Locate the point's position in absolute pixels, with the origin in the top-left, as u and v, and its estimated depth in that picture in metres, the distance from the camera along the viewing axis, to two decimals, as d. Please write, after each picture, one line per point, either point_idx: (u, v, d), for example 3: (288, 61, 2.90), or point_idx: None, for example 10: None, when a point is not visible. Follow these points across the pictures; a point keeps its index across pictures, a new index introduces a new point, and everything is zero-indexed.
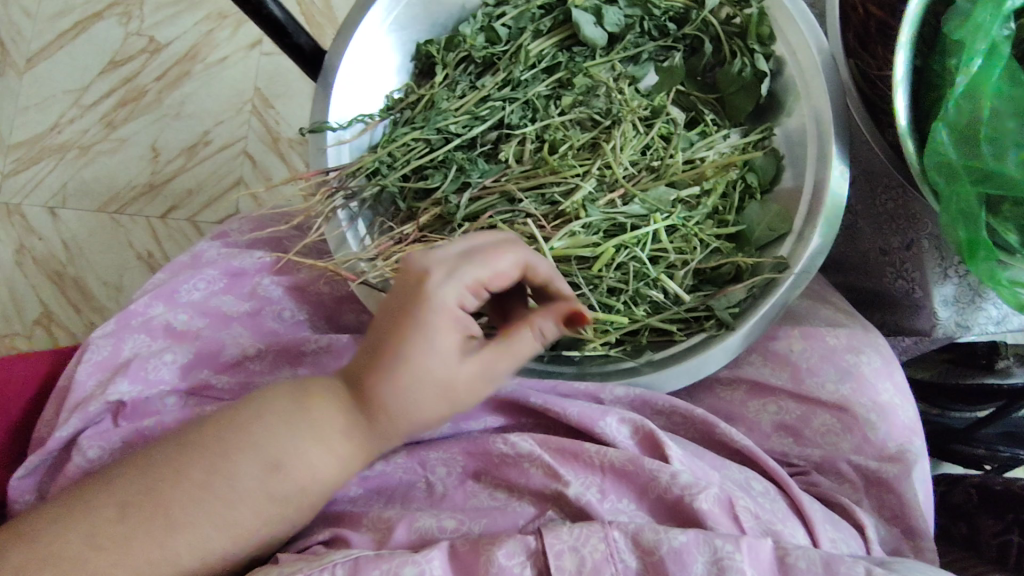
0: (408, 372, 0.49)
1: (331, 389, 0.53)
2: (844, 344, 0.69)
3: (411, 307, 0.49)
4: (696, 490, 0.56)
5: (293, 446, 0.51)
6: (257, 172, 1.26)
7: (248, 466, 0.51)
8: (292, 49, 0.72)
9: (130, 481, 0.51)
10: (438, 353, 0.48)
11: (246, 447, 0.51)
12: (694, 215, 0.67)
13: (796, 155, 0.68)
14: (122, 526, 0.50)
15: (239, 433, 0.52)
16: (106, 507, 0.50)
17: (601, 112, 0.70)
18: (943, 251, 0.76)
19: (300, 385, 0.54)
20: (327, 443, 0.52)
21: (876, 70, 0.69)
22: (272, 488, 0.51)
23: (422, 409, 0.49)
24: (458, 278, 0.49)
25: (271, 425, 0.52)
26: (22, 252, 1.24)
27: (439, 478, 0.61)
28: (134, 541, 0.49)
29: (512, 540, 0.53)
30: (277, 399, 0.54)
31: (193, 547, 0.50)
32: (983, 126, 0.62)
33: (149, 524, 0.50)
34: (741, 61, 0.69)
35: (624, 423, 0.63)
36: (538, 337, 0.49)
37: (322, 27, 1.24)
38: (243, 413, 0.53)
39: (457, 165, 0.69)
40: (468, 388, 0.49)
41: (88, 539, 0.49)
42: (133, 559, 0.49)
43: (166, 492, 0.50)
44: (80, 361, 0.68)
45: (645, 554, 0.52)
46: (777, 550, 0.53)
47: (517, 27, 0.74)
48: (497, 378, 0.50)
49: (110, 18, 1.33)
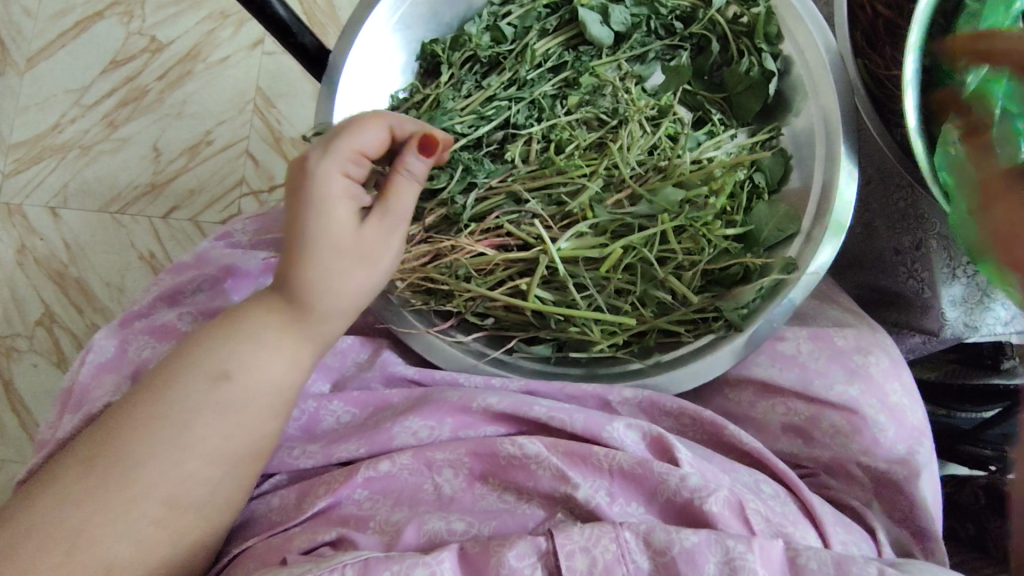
0: (326, 245, 0.57)
1: (263, 308, 0.58)
2: (852, 345, 0.68)
3: (311, 190, 0.57)
4: (705, 493, 0.56)
5: (230, 353, 0.56)
6: (259, 172, 1.26)
7: (191, 379, 0.55)
8: (296, 48, 0.71)
9: (85, 439, 0.54)
10: (340, 222, 0.57)
11: (183, 372, 0.55)
12: (705, 215, 0.65)
13: (804, 155, 0.68)
14: (90, 476, 0.52)
15: (173, 366, 0.56)
16: (65, 474, 0.52)
17: (607, 111, 0.70)
18: (953, 252, 0.75)
19: (225, 317, 0.59)
20: (267, 342, 0.57)
21: (885, 70, 0.69)
22: (218, 395, 0.55)
23: (347, 280, 0.58)
24: (339, 153, 0.58)
25: (206, 348, 0.57)
26: (23, 251, 1.24)
27: (447, 481, 0.61)
28: (104, 485, 0.52)
29: (522, 541, 0.53)
30: (197, 333, 0.59)
31: (163, 476, 0.53)
32: (995, 126, 0.62)
33: (113, 465, 0.52)
34: (748, 61, 0.69)
35: (632, 427, 0.62)
36: (409, 172, 0.60)
37: (324, 27, 1.24)
38: (173, 353, 0.57)
39: (463, 165, 0.68)
40: (371, 244, 0.58)
41: (60, 495, 0.51)
42: (107, 500, 0.51)
43: (120, 435, 0.53)
44: (85, 361, 0.68)
45: (656, 554, 0.52)
46: (789, 551, 0.53)
47: (523, 26, 0.73)
48: (389, 229, 0.59)
49: (111, 17, 1.32)
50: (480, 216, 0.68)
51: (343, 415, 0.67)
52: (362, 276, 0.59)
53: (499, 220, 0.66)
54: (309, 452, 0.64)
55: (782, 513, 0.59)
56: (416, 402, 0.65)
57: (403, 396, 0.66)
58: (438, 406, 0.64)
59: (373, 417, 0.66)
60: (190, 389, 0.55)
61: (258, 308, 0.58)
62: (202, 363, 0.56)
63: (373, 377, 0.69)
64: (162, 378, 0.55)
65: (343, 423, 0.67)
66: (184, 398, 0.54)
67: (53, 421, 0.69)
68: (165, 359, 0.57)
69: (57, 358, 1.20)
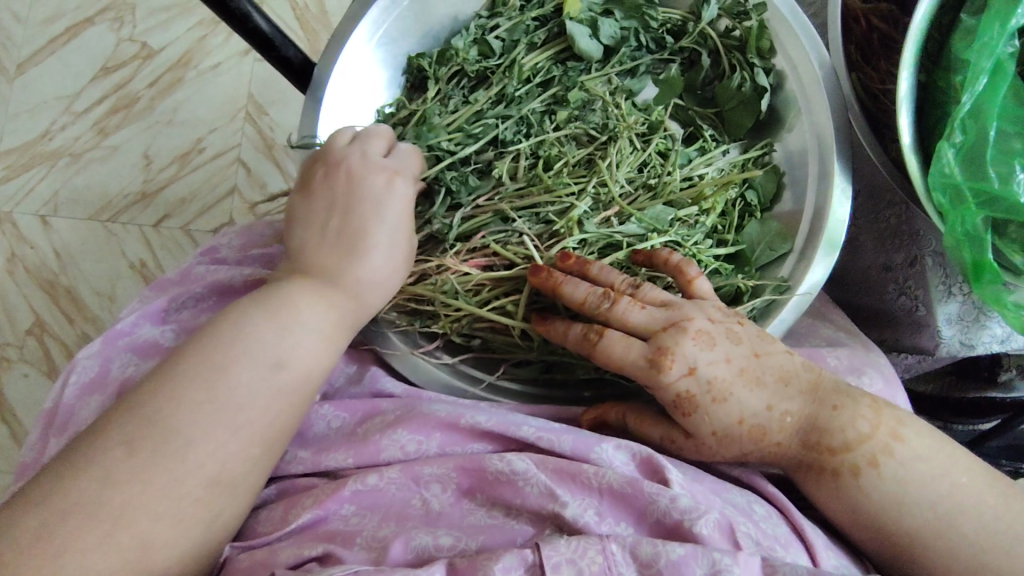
0: (387, 258, 0.61)
1: (311, 298, 0.58)
2: (846, 365, 0.67)
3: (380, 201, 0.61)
4: (696, 515, 0.55)
5: (287, 344, 0.56)
6: (251, 180, 1.25)
7: (249, 367, 0.54)
8: (280, 61, 0.70)
9: (125, 419, 0.52)
10: (400, 238, 0.62)
11: (234, 360, 0.54)
12: (694, 235, 0.65)
13: (796, 172, 0.67)
14: (137, 461, 0.50)
15: (221, 348, 0.55)
16: (108, 454, 0.50)
17: (597, 127, 0.69)
18: (947, 270, 0.74)
19: (264, 300, 0.58)
20: (323, 333, 0.58)
21: (879, 84, 0.68)
22: (275, 386, 0.55)
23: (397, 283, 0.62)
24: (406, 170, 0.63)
25: (258, 333, 0.56)
26: (13, 260, 1.23)
27: (435, 495, 0.59)
28: (153, 469, 0.50)
29: (508, 554, 0.52)
30: (226, 316, 0.57)
31: (210, 459, 0.52)
32: (989, 149, 0.61)
33: (167, 448, 0.51)
34: (741, 76, 0.68)
35: (622, 448, 0.60)
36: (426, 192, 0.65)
37: (317, 34, 1.23)
38: (214, 335, 0.55)
39: (446, 185, 0.66)
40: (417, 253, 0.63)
41: (104, 480, 0.49)
42: (155, 483, 0.50)
43: (170, 417, 0.52)
44: (68, 381, 0.67)
45: (643, 567, 0.52)
46: (767, 565, 0.52)
47: (511, 39, 0.72)
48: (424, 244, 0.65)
49: (101, 23, 1.31)
50: (467, 233, 0.67)
51: (333, 421, 0.65)
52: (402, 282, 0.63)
53: (485, 240, 0.65)
54: (297, 462, 0.63)
55: (775, 535, 0.58)
56: (404, 413, 0.64)
57: (393, 404, 0.65)
58: (427, 419, 0.62)
59: (361, 425, 0.65)
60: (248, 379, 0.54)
61: (310, 298, 0.58)
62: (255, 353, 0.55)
63: (362, 392, 0.68)
64: (208, 365, 0.53)
65: (333, 430, 0.65)
66: (235, 390, 0.54)
67: (37, 440, 0.68)
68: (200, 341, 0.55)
69: (49, 367, 1.19)
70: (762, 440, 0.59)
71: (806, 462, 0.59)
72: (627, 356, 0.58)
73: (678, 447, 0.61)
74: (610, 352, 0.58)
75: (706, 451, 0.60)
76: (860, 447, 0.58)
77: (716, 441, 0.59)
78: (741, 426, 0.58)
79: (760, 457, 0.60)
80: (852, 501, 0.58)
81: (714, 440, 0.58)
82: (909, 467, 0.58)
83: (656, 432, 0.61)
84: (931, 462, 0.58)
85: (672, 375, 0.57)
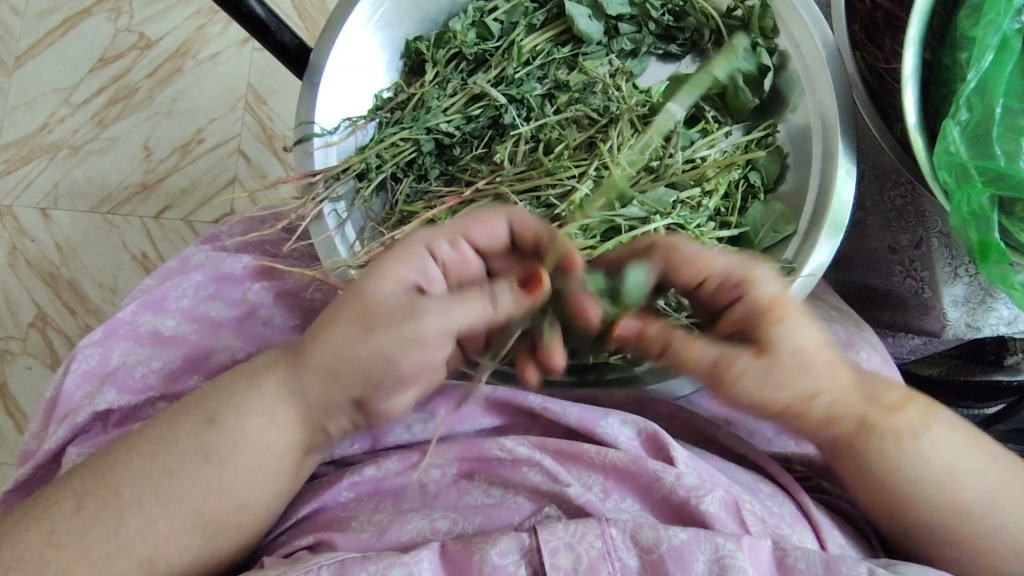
0: (354, 299, 0.52)
1: (278, 366, 0.56)
2: (844, 340, 0.68)
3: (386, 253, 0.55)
4: (701, 492, 0.54)
5: (233, 425, 0.55)
6: (252, 170, 1.23)
7: (188, 447, 0.54)
8: (276, 47, 0.70)
9: (83, 474, 0.54)
10: (376, 284, 0.52)
11: (177, 437, 0.54)
12: (696, 217, 0.65)
13: (801, 153, 0.66)
14: (79, 518, 0.52)
15: (171, 424, 0.55)
16: (60, 507, 0.53)
17: (598, 109, 0.68)
18: (954, 251, 0.74)
19: (240, 372, 0.57)
20: (256, 410, 0.55)
21: (884, 63, 0.67)
22: (201, 474, 0.54)
23: (343, 341, 0.53)
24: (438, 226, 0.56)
25: (202, 413, 0.55)
26: (16, 254, 1.23)
27: (433, 479, 0.59)
28: (89, 534, 0.52)
29: (505, 537, 0.51)
30: (239, 367, 0.58)
31: (147, 531, 0.52)
32: (995, 126, 0.61)
33: (107, 515, 0.52)
34: (743, 56, 0.67)
35: (627, 422, 0.60)
36: (488, 297, 0.52)
37: (315, 22, 1.21)
38: (181, 405, 0.57)
39: (423, 170, 0.71)
40: (390, 312, 0.51)
41: (50, 540, 0.52)
42: (93, 551, 0.52)
43: (115, 480, 0.53)
44: (69, 370, 0.66)
45: (644, 552, 0.51)
46: (777, 550, 0.51)
47: (510, 22, 0.72)
48: (420, 316, 0.51)
49: (99, 14, 1.30)
50: None
51: None
52: (347, 332, 0.52)
53: None
54: None
55: (780, 514, 0.57)
56: None
57: None
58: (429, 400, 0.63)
59: None
60: (256, 423, 0.55)
61: (266, 375, 0.56)
62: (254, 402, 0.55)
63: None
64: (158, 439, 0.54)
65: None
66: (174, 459, 0.54)
67: (40, 430, 0.68)
68: (247, 365, 0.58)
69: (52, 360, 1.19)
70: (837, 374, 0.55)
71: (867, 418, 0.56)
72: (707, 273, 0.55)
73: (735, 378, 0.54)
74: (684, 268, 0.56)
75: (776, 379, 0.54)
76: (887, 423, 0.56)
77: (797, 364, 0.53)
78: (822, 352, 0.55)
79: (829, 400, 0.56)
80: (870, 478, 0.57)
81: (796, 359, 0.53)
82: (937, 449, 0.56)
83: (709, 354, 0.55)
84: (960, 446, 0.56)
85: (765, 274, 0.55)
